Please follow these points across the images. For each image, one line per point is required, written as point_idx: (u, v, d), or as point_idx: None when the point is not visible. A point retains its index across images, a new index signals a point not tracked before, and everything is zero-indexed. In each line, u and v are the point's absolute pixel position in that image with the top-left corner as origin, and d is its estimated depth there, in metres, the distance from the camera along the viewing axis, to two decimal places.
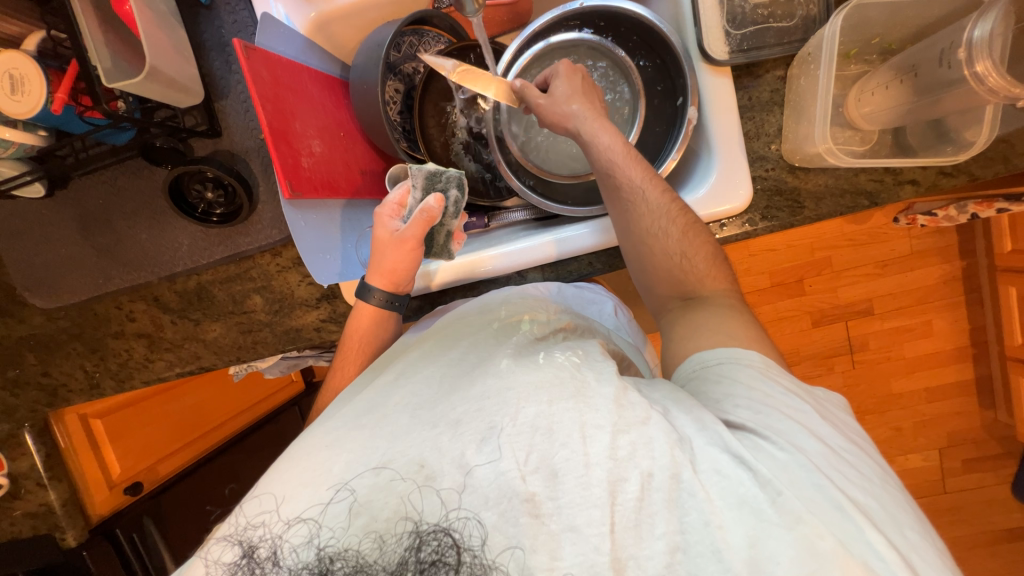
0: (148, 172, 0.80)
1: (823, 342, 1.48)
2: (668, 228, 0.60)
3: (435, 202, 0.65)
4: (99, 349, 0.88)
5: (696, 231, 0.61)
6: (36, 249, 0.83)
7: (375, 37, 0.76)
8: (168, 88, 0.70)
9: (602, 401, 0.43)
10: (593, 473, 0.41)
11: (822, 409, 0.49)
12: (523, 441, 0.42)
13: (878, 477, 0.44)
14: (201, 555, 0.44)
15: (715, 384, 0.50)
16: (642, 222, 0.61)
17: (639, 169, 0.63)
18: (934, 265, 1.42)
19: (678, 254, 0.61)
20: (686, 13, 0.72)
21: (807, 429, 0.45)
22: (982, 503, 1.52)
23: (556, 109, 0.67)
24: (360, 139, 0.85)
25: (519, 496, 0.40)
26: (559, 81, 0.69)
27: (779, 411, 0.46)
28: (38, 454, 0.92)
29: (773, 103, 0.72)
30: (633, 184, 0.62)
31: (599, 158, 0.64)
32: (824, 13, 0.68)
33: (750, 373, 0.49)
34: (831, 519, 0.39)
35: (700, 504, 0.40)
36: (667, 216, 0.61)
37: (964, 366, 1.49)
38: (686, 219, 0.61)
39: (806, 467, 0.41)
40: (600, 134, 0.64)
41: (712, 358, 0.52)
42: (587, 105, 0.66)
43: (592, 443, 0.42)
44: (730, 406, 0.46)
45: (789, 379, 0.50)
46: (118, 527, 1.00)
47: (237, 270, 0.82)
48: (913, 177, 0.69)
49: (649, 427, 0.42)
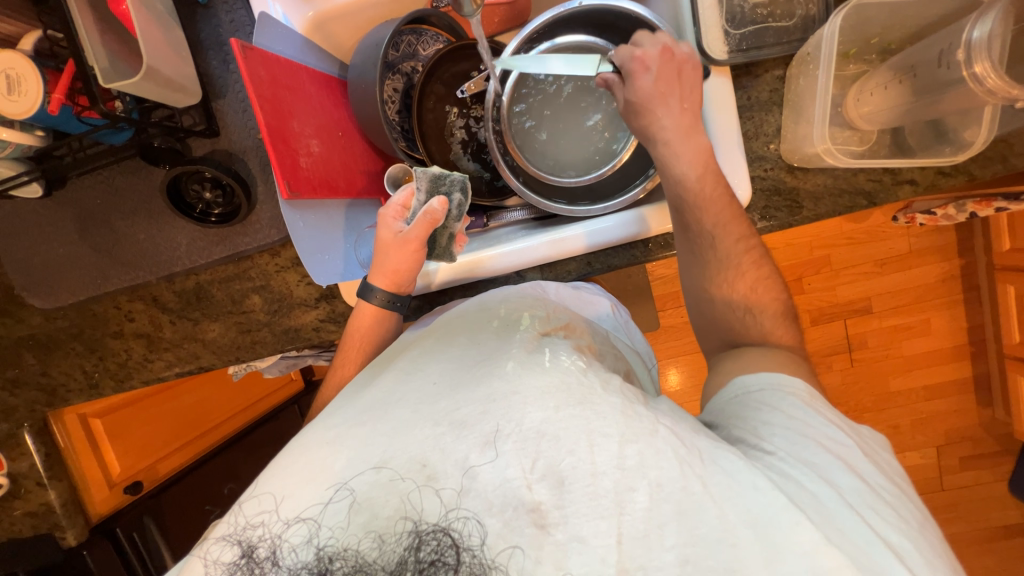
0: (145, 171, 0.80)
1: (820, 340, 1.49)
2: (733, 281, 0.61)
3: (438, 205, 0.65)
4: (98, 348, 0.88)
5: (767, 287, 0.61)
6: (32, 248, 0.83)
7: (372, 36, 0.76)
8: (166, 88, 0.70)
9: (610, 409, 0.44)
10: (599, 483, 0.41)
11: (866, 446, 0.48)
12: (528, 447, 0.42)
13: (916, 521, 0.44)
14: (200, 554, 0.45)
15: (755, 409, 0.50)
16: (708, 267, 0.62)
17: (714, 209, 0.61)
18: (933, 263, 1.43)
19: (743, 309, 0.61)
20: (685, 13, 0.72)
21: (845, 465, 0.45)
22: (979, 500, 1.52)
23: (637, 126, 0.64)
24: (358, 138, 0.85)
25: (524, 505, 0.41)
26: (636, 83, 0.62)
27: (818, 443, 0.45)
28: (38, 454, 0.93)
29: (773, 103, 0.72)
30: (702, 227, 0.61)
31: (671, 191, 0.63)
32: (823, 12, 0.68)
33: (793, 403, 0.49)
34: (857, 553, 0.39)
35: (712, 520, 0.40)
36: (735, 268, 0.61)
37: (962, 364, 1.49)
38: (759, 270, 0.61)
39: (835, 501, 0.41)
40: (676, 154, 0.61)
41: (754, 384, 0.52)
42: (666, 114, 0.62)
43: (598, 452, 0.42)
44: (766, 433, 0.47)
45: (836, 414, 0.49)
46: (118, 527, 1.00)
47: (235, 270, 0.83)
48: (912, 177, 0.69)
49: (658, 438, 0.42)
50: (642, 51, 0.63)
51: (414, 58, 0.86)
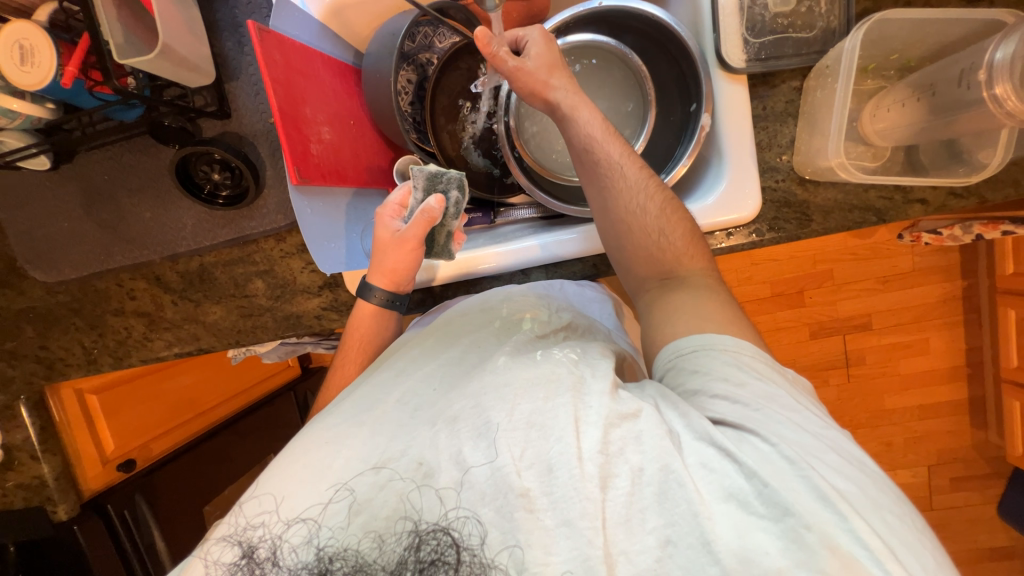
0: (154, 150, 0.79)
1: (819, 354, 1.49)
2: (645, 205, 0.60)
3: (435, 203, 0.65)
4: (98, 325, 0.87)
5: (673, 208, 0.61)
6: (37, 221, 0.83)
7: (389, 26, 0.75)
8: (180, 67, 0.69)
9: (596, 398, 0.43)
10: (586, 467, 0.40)
11: (795, 393, 0.48)
12: (518, 438, 0.42)
13: (858, 461, 0.42)
14: (201, 555, 0.44)
15: (692, 373, 0.48)
16: (620, 197, 0.61)
17: (616, 144, 0.63)
18: (935, 283, 1.43)
19: (656, 232, 0.60)
20: (706, 19, 0.72)
21: (785, 417, 0.43)
22: (968, 521, 1.53)
23: (535, 78, 0.63)
24: (369, 128, 0.84)
25: (514, 491, 0.40)
26: (537, 45, 0.64)
27: (756, 400, 0.44)
28: (33, 427, 0.93)
29: (788, 115, 0.72)
30: (611, 159, 0.62)
31: (577, 134, 0.63)
32: (844, 25, 0.67)
33: (726, 360, 0.48)
34: (815, 509, 0.37)
35: (689, 494, 0.39)
36: (645, 192, 0.61)
37: (959, 385, 1.50)
38: (664, 196, 0.62)
39: (788, 456, 0.40)
40: (579, 108, 0.64)
41: (688, 346, 0.50)
42: (564, 77, 0.65)
43: (584, 437, 0.41)
44: (707, 399, 0.45)
45: (763, 363, 0.49)
46: (109, 504, 1.00)
47: (240, 253, 0.82)
48: (923, 196, 0.68)
49: (640, 421, 0.42)
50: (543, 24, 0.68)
51: (430, 50, 0.84)
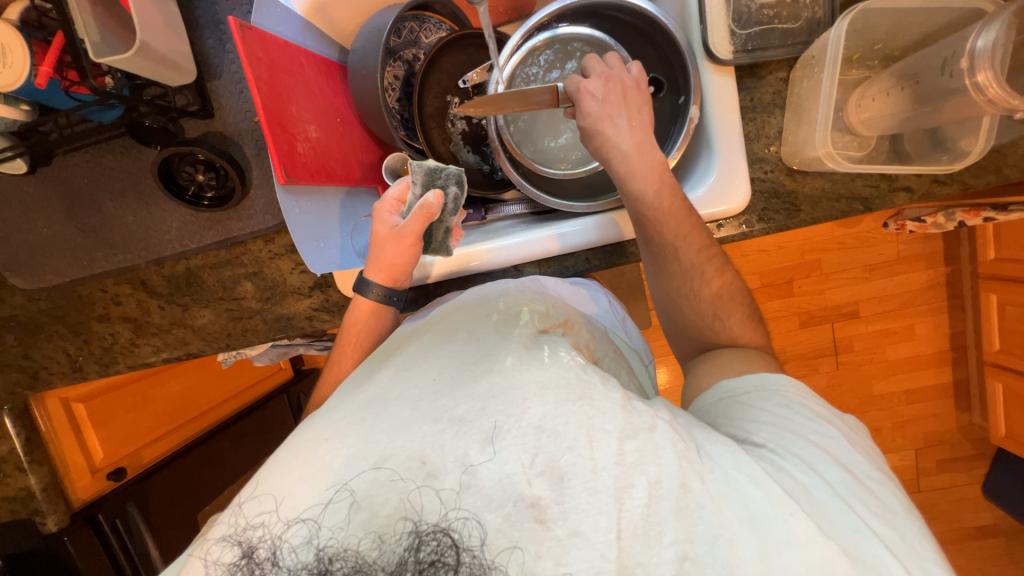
0: (135, 151, 0.78)
1: (809, 342, 1.51)
2: (700, 290, 0.62)
3: (434, 199, 0.63)
4: (83, 332, 0.86)
5: (731, 295, 0.62)
6: (13, 226, 0.81)
7: (374, 21, 0.75)
8: (159, 65, 0.68)
9: (609, 405, 0.43)
10: (599, 478, 0.41)
11: (850, 434, 0.49)
12: (528, 443, 0.41)
13: (900, 505, 0.44)
14: (200, 554, 0.44)
15: (743, 409, 0.51)
16: (673, 279, 0.63)
17: (674, 223, 0.61)
18: (920, 270, 1.46)
19: (710, 316, 0.62)
20: (692, 9, 0.71)
21: (831, 456, 0.45)
22: (953, 502, 1.57)
23: (591, 147, 0.66)
24: (357, 127, 0.83)
25: (523, 500, 0.40)
26: (585, 113, 0.64)
27: (802, 435, 0.46)
28: (19, 437, 0.91)
29: (775, 105, 0.72)
30: (664, 241, 0.62)
31: (632, 208, 0.64)
32: (829, 15, 0.68)
33: (777, 400, 0.50)
34: (848, 541, 0.39)
35: (709, 516, 0.40)
36: (702, 278, 0.61)
37: (944, 369, 1.53)
38: (724, 280, 0.62)
39: (826, 492, 0.42)
40: (632, 183, 0.63)
41: (739, 388, 0.53)
42: (616, 145, 0.63)
43: (598, 448, 0.41)
44: (753, 428, 0.48)
45: (819, 405, 0.50)
46: (100, 514, 0.98)
47: (227, 256, 0.81)
48: (908, 184, 0.70)
49: (655, 434, 0.42)
50: (587, 81, 0.65)
51: (416, 46, 0.84)
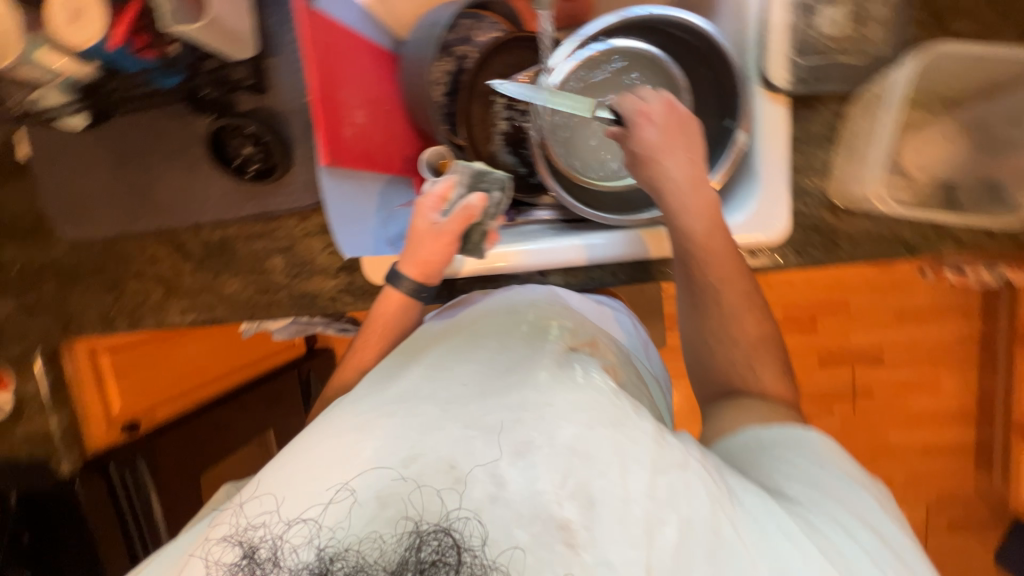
0: (191, 118, 0.81)
1: (827, 383, 1.47)
2: (738, 337, 0.62)
3: (476, 201, 0.67)
4: (117, 286, 0.89)
5: (767, 348, 0.62)
6: (71, 177, 0.86)
7: (432, 18, 0.78)
8: (224, 38, 0.70)
9: (643, 437, 0.43)
10: (630, 509, 0.40)
11: (884, 499, 0.48)
12: (560, 464, 0.41)
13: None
14: (202, 555, 0.45)
15: (772, 460, 0.49)
16: (713, 321, 0.63)
17: (720, 264, 0.62)
18: (953, 323, 1.41)
19: (745, 368, 0.61)
20: (752, 33, 0.71)
21: (866, 521, 0.44)
22: (961, 566, 1.50)
23: (642, 173, 0.66)
24: (401, 119, 0.84)
25: (554, 522, 0.40)
26: (641, 139, 0.64)
27: (836, 495, 0.45)
28: (46, 381, 0.98)
29: (827, 139, 0.70)
30: (708, 280, 0.62)
31: (678, 242, 0.64)
32: (894, 55, 0.67)
33: (811, 454, 0.48)
34: None
35: (740, 563, 0.40)
36: (740, 326, 0.62)
37: (966, 428, 1.47)
38: (761, 332, 0.62)
39: (864, 557, 0.41)
40: (682, 217, 0.63)
41: (769, 438, 0.51)
42: (671, 176, 0.63)
43: (630, 479, 0.41)
44: (784, 479, 0.47)
45: (854, 466, 0.49)
46: (111, 462, 1.02)
47: (262, 229, 0.83)
48: (957, 233, 0.67)
49: (688, 472, 0.42)
50: (647, 106, 0.65)
51: (469, 44, 0.84)
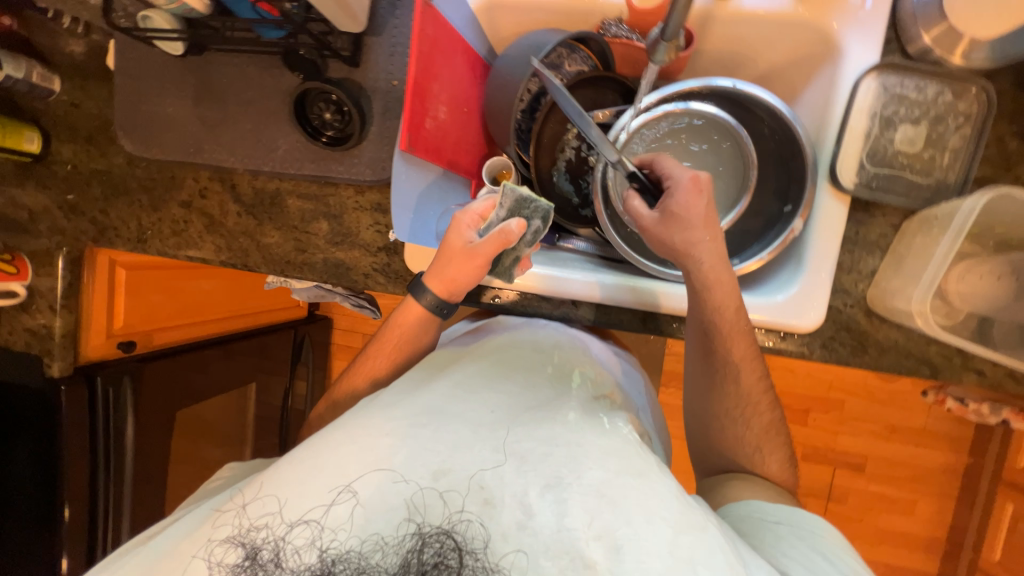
0: (277, 71, 0.83)
1: (807, 478, 1.47)
2: (747, 423, 0.65)
3: (515, 227, 0.62)
4: (160, 209, 0.90)
5: (775, 433, 0.65)
6: (145, 96, 0.88)
7: (532, 38, 0.80)
8: (340, 11, 0.73)
9: (668, 497, 0.44)
10: (652, 565, 0.40)
11: None
12: (590, 504, 0.43)
13: None
14: (199, 556, 0.43)
15: (773, 536, 0.53)
16: (727, 400, 0.66)
17: (742, 346, 0.65)
18: (940, 450, 1.42)
19: (753, 447, 0.65)
20: (831, 129, 0.73)
21: None
22: None
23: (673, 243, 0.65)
24: (477, 122, 0.87)
25: (581, 560, 0.41)
26: (685, 211, 0.64)
27: None
28: (61, 280, 0.95)
29: (876, 247, 0.73)
30: (728, 360, 0.65)
31: (702, 318, 0.65)
32: (959, 184, 0.69)
33: (812, 538, 0.53)
34: None
35: None
36: (751, 413, 0.65)
37: (931, 557, 1.46)
38: (771, 420, 0.66)
39: None
40: (711, 295, 0.64)
41: (772, 514, 0.56)
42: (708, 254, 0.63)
43: (654, 535, 0.42)
44: (787, 560, 0.50)
45: (855, 560, 0.52)
46: (99, 376, 0.99)
47: (317, 192, 0.85)
48: (981, 367, 0.70)
49: (709, 536, 0.43)
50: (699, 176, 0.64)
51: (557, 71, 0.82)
